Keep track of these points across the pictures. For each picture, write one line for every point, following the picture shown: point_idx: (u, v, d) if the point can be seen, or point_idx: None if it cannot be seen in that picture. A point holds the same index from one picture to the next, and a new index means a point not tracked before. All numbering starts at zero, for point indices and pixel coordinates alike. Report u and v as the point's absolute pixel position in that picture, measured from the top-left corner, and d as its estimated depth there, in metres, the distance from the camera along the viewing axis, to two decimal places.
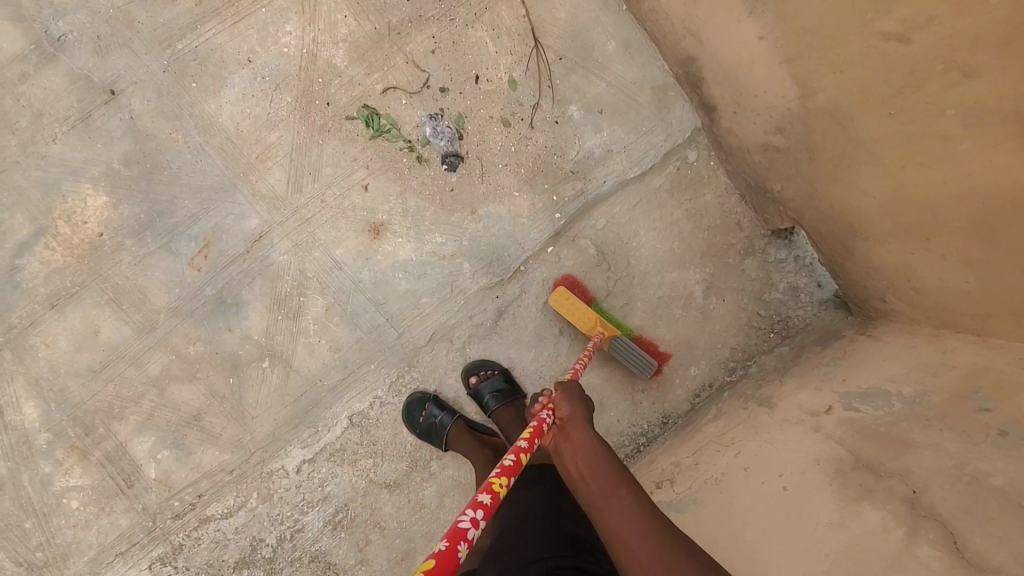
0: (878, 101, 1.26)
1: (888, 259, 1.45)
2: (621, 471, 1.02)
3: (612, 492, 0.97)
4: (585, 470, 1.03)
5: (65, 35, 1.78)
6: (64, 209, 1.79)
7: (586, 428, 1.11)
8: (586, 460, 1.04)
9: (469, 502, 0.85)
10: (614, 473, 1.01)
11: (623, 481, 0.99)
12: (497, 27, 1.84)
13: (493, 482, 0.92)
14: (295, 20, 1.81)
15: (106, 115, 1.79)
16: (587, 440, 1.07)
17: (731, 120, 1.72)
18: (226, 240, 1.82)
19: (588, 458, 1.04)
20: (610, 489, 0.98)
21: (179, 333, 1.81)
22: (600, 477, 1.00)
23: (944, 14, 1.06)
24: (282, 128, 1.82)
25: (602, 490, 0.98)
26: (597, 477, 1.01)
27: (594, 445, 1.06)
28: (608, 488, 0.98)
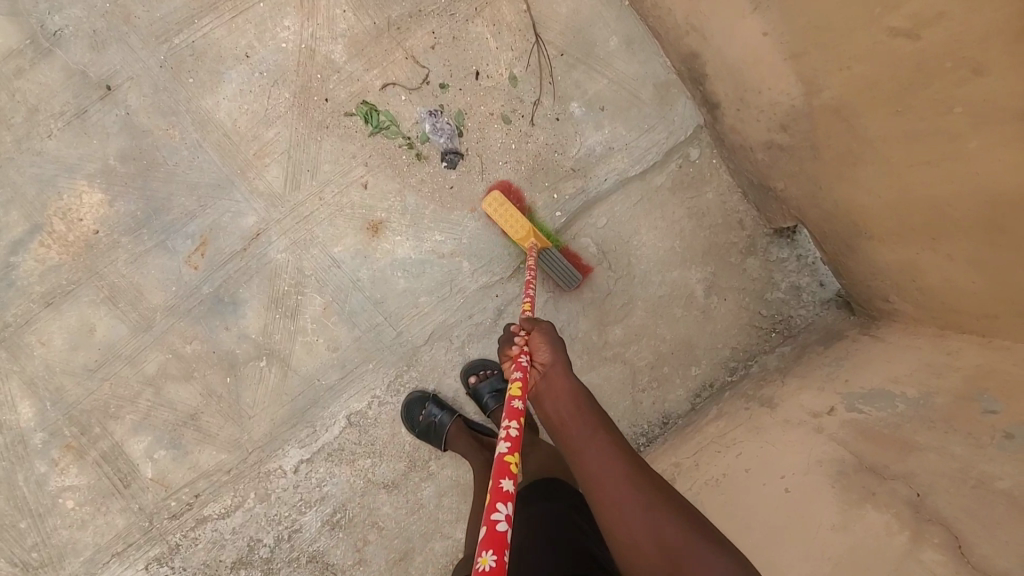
0: (884, 98, 1.24)
1: (893, 259, 1.44)
2: (600, 417, 1.03)
3: (595, 438, 0.99)
4: (567, 418, 1.04)
5: (61, 30, 1.76)
6: (59, 206, 1.77)
7: (566, 373, 1.11)
8: (568, 407, 1.05)
9: (494, 495, 0.85)
10: (595, 419, 1.03)
11: (604, 427, 1.01)
12: (497, 23, 1.82)
13: (505, 462, 0.91)
14: (294, 15, 1.79)
15: (101, 111, 1.77)
16: (569, 386, 1.09)
17: (734, 117, 1.70)
18: (223, 238, 1.80)
19: (571, 405, 1.06)
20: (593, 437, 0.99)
21: (176, 332, 1.79)
22: (582, 424, 1.02)
23: (954, 10, 1.04)
24: (280, 125, 1.80)
25: (583, 438, 0.99)
26: (579, 425, 1.02)
27: (576, 392, 1.07)
28: (591, 435, 0.99)
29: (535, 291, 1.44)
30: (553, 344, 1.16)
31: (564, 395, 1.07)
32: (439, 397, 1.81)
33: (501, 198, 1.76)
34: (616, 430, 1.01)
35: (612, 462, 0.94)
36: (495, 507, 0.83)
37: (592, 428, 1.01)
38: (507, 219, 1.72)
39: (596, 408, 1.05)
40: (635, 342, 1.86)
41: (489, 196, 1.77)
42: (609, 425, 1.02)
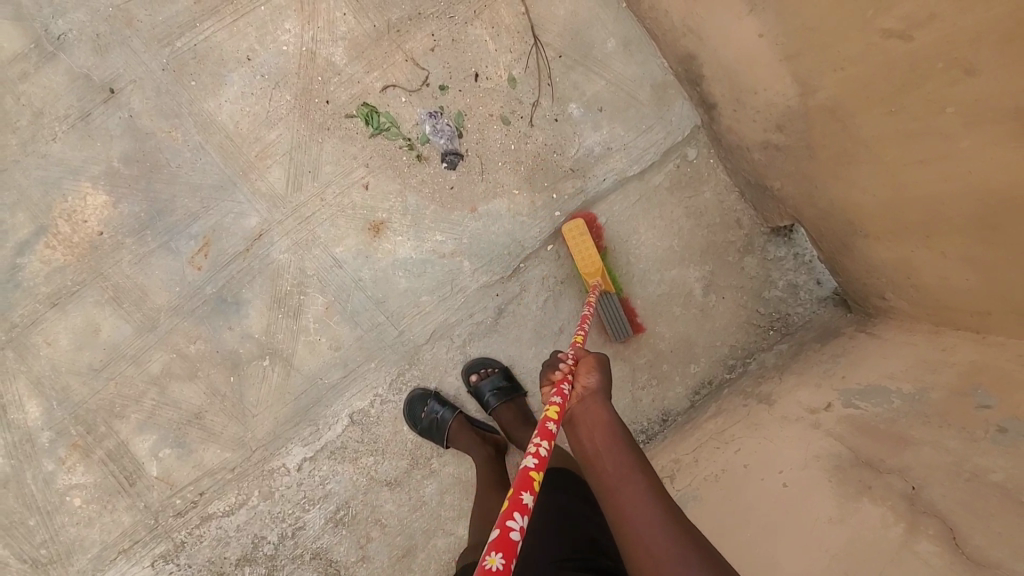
0: (878, 99, 1.26)
1: (888, 257, 1.46)
2: (635, 453, 1.03)
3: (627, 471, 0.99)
4: (599, 448, 1.04)
5: (64, 34, 1.78)
6: (64, 208, 1.80)
7: (604, 404, 1.12)
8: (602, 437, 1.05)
9: (512, 505, 0.87)
10: (630, 453, 1.02)
11: (638, 464, 1.00)
12: (496, 25, 1.84)
13: (530, 476, 0.92)
14: (295, 18, 1.81)
15: (105, 114, 1.79)
16: (604, 417, 1.09)
17: (731, 118, 1.72)
18: (227, 238, 1.82)
19: (604, 435, 1.06)
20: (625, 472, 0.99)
21: (180, 332, 1.81)
22: (615, 456, 1.02)
23: (946, 11, 1.05)
24: (282, 126, 1.82)
25: (616, 471, 0.99)
26: (613, 455, 1.02)
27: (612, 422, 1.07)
28: (623, 469, 0.99)
29: (586, 327, 1.45)
30: (599, 373, 1.18)
31: (596, 419, 1.09)
32: (440, 394, 1.83)
33: (582, 230, 1.79)
34: (650, 469, 1.00)
35: (643, 498, 0.94)
36: (511, 515, 0.85)
37: (625, 462, 1.01)
38: (583, 252, 1.75)
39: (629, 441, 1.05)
40: (634, 340, 1.88)
41: (572, 224, 1.80)
42: (643, 463, 1.01)
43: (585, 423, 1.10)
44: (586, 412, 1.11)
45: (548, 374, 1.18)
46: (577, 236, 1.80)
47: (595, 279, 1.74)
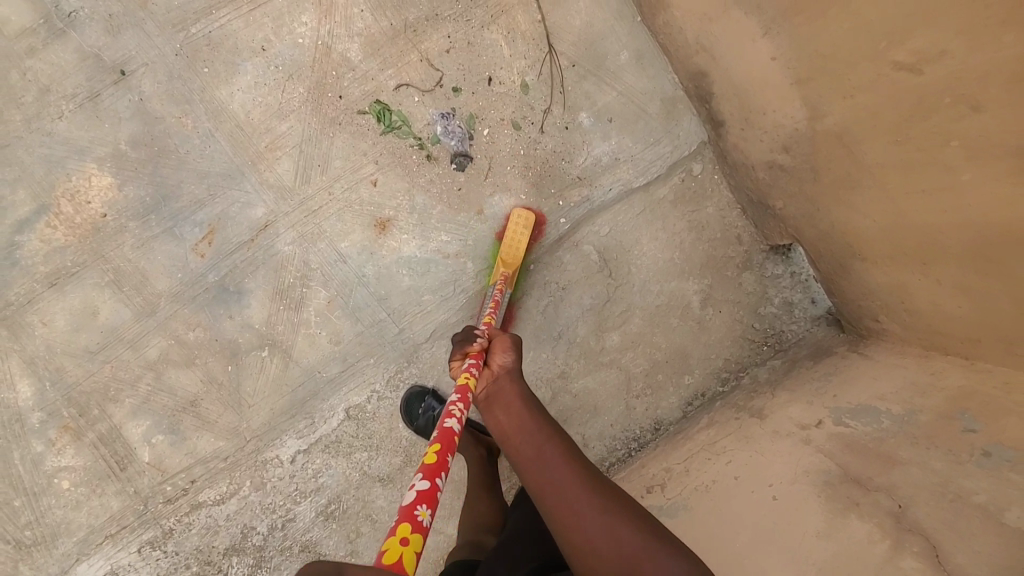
0: (885, 129, 1.29)
1: (884, 281, 1.50)
2: (549, 424, 1.08)
3: (544, 443, 1.03)
4: (518, 418, 1.11)
5: (75, 12, 1.76)
6: (68, 188, 1.78)
7: (518, 380, 1.22)
8: (518, 412, 1.13)
9: (417, 495, 0.97)
10: (543, 425, 1.08)
11: (553, 431, 1.06)
12: (512, 30, 1.86)
13: (431, 462, 1.04)
14: (312, 11, 1.81)
15: (115, 95, 1.78)
16: (519, 390, 1.19)
17: (738, 136, 1.76)
18: (232, 228, 1.81)
19: (521, 410, 1.13)
20: (540, 439, 1.04)
21: (180, 319, 1.80)
22: (530, 431, 1.06)
23: (958, 48, 1.08)
24: (294, 119, 1.82)
25: (535, 447, 1.03)
26: (526, 431, 1.07)
27: (527, 402, 1.14)
28: (541, 445, 1.03)
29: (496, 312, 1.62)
30: (512, 351, 1.27)
31: (511, 399, 1.16)
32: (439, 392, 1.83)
33: (525, 223, 1.83)
34: (568, 435, 1.06)
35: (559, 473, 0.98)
36: (416, 505, 0.95)
37: (541, 431, 1.06)
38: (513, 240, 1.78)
39: (543, 417, 1.10)
40: (630, 349, 1.91)
41: (521, 212, 1.83)
42: (557, 431, 1.06)
43: (499, 398, 1.19)
44: (499, 389, 1.21)
45: (463, 347, 1.28)
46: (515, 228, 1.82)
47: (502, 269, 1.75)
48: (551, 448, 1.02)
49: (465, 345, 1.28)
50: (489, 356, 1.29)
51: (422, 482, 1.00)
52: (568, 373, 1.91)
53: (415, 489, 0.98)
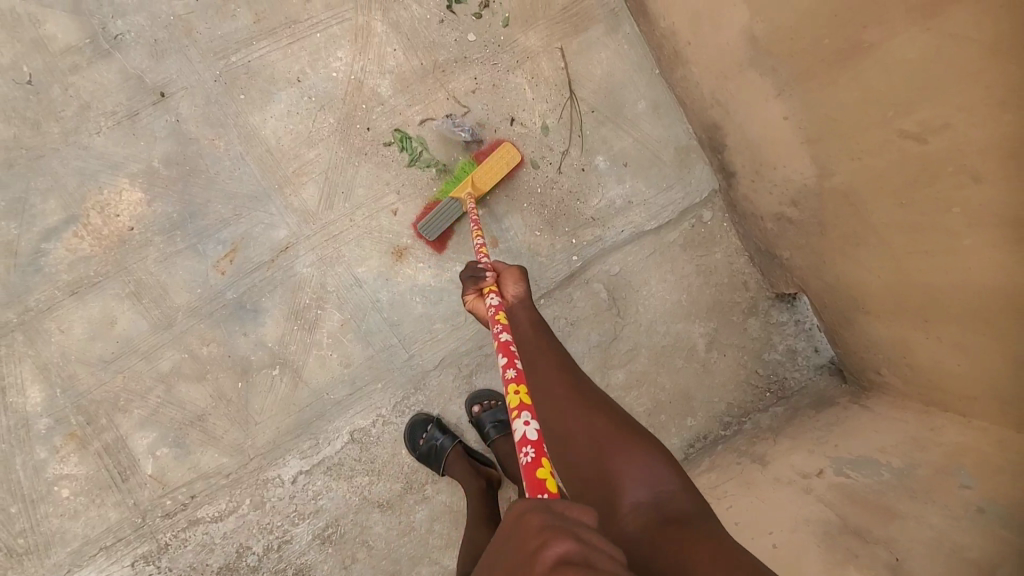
0: (890, 191, 1.33)
1: (887, 335, 1.54)
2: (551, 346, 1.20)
3: (541, 354, 1.17)
4: (523, 339, 1.23)
5: (122, 35, 1.86)
6: (99, 200, 1.83)
7: (530, 309, 1.30)
8: (527, 331, 1.24)
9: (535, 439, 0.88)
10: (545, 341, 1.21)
11: (554, 350, 1.19)
12: (536, 75, 1.94)
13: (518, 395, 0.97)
14: (347, 47, 1.89)
15: (152, 115, 1.85)
16: (530, 316, 1.28)
17: (749, 187, 1.82)
18: (254, 247, 1.86)
19: (527, 329, 1.24)
20: (539, 352, 1.18)
21: (196, 333, 1.83)
22: (535, 348, 1.19)
23: (958, 123, 1.12)
24: (322, 147, 1.89)
25: (532, 357, 1.17)
26: (529, 343, 1.21)
27: (535, 322, 1.26)
28: (538, 357, 1.17)
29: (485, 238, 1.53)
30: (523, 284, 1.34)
31: (523, 322, 1.26)
32: (439, 421, 1.84)
33: (508, 158, 1.88)
34: (566, 353, 1.19)
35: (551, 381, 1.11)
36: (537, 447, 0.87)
37: (542, 349, 1.19)
38: (494, 168, 1.85)
39: (546, 338, 1.22)
40: (635, 388, 1.94)
41: (511, 150, 1.89)
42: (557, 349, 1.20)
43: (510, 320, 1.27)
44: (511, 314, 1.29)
45: (481, 281, 1.32)
46: (500, 158, 1.88)
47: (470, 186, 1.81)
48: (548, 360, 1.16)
49: (479, 282, 1.32)
50: (502, 289, 1.35)
51: (533, 428, 0.91)
52: None
53: (533, 429, 0.90)
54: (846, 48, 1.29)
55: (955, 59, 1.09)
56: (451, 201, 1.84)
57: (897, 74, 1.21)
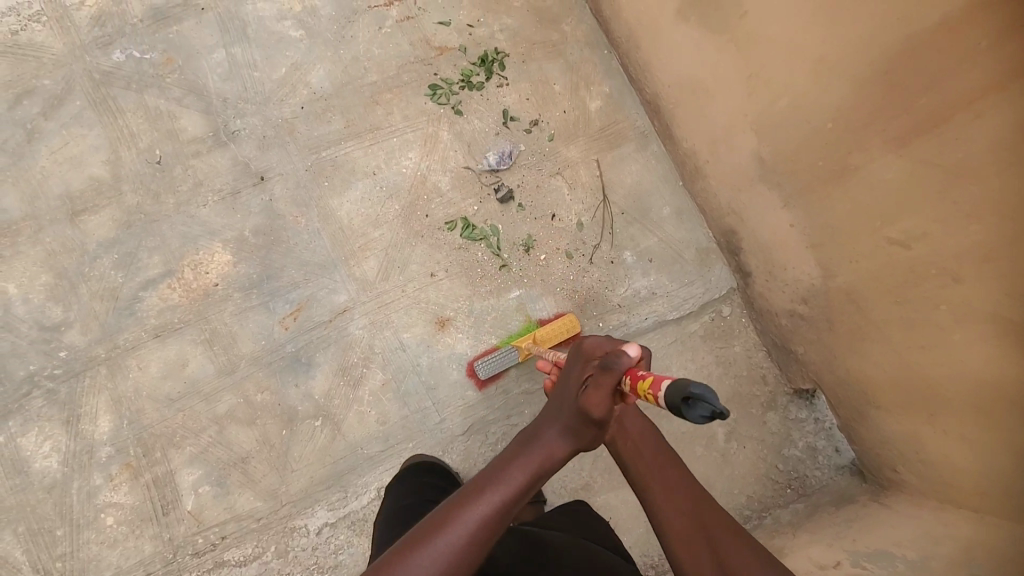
0: (885, 291, 1.48)
1: (898, 429, 1.62)
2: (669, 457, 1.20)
3: (661, 467, 1.18)
4: (636, 441, 1.22)
5: (239, 130, 2.24)
6: (194, 259, 2.13)
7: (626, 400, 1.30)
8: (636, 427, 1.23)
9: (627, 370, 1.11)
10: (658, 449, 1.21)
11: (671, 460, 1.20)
12: (574, 181, 2.26)
13: None
14: (418, 149, 2.26)
15: (251, 194, 2.19)
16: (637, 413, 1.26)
17: (763, 286, 2.01)
18: (316, 308, 2.11)
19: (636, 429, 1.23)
20: (660, 459, 1.20)
21: (253, 381, 2.03)
22: (654, 455, 1.20)
23: (936, 232, 1.30)
24: (386, 228, 2.19)
25: (650, 466, 1.18)
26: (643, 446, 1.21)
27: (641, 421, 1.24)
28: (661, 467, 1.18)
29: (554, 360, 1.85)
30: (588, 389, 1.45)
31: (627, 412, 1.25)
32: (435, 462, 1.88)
33: (568, 326, 2.10)
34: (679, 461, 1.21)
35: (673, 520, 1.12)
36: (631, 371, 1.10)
37: (658, 455, 1.20)
38: (554, 331, 2.07)
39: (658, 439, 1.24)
40: None
41: (574, 321, 2.11)
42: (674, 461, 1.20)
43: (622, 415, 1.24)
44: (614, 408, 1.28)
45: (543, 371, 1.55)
46: (562, 326, 2.10)
47: (528, 340, 2.05)
48: (667, 473, 1.17)
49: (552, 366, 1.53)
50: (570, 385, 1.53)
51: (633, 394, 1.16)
52: (591, 487, 2.06)
53: None
54: (837, 169, 1.51)
55: (927, 179, 1.29)
56: (509, 349, 2.06)
57: (881, 190, 1.40)
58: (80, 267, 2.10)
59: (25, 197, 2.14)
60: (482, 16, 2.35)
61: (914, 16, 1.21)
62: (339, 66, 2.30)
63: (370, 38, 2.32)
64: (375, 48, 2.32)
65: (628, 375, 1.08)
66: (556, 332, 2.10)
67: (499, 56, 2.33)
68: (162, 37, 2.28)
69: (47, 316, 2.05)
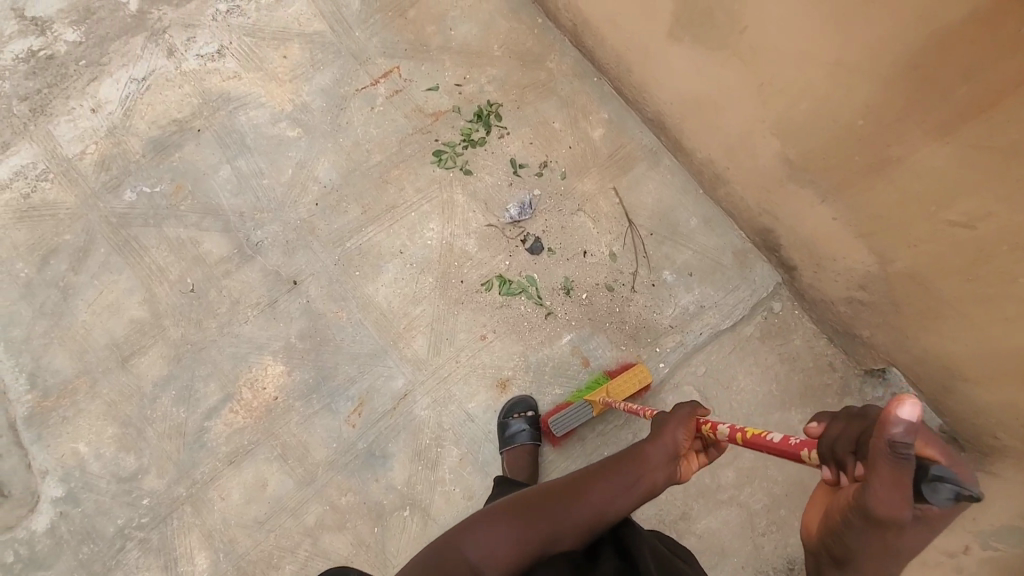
0: (953, 270, 1.46)
1: (991, 400, 1.58)
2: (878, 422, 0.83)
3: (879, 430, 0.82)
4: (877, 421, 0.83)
5: (261, 240, 2.26)
6: (248, 378, 2.14)
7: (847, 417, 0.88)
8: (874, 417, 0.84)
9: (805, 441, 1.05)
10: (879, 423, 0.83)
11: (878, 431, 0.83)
12: (597, 213, 2.25)
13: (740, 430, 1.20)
14: (437, 218, 2.27)
15: (288, 300, 2.21)
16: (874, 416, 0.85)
17: (813, 278, 1.98)
18: (378, 398, 2.12)
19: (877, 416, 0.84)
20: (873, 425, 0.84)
21: (334, 485, 2.05)
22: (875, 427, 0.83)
23: (999, 211, 1.28)
24: (425, 303, 2.20)
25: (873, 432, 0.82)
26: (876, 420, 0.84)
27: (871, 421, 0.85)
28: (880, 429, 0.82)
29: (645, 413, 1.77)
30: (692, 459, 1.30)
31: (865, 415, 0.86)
32: (535, 417, 2.04)
33: (638, 378, 2.05)
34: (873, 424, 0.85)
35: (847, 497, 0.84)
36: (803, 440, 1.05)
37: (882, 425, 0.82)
38: (626, 385, 2.02)
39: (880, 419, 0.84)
40: (748, 486, 2.05)
41: (645, 371, 2.06)
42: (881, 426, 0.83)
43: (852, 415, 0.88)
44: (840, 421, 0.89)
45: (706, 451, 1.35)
46: (633, 376, 2.05)
47: (601, 395, 2.01)
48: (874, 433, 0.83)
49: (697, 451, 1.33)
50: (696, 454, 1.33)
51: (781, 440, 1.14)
52: (689, 514, 2.05)
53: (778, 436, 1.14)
54: (877, 161, 1.50)
55: (979, 164, 1.26)
56: (582, 405, 2.04)
57: (931, 177, 1.39)
58: (142, 411, 2.12)
59: (74, 355, 2.17)
60: (468, 73, 2.36)
61: (934, 13, 1.18)
62: (342, 155, 2.32)
63: (364, 120, 2.34)
64: (372, 129, 2.34)
65: (808, 447, 1.03)
66: (628, 383, 2.05)
67: (494, 108, 2.33)
68: (167, 167, 2.32)
69: (123, 467, 2.08)
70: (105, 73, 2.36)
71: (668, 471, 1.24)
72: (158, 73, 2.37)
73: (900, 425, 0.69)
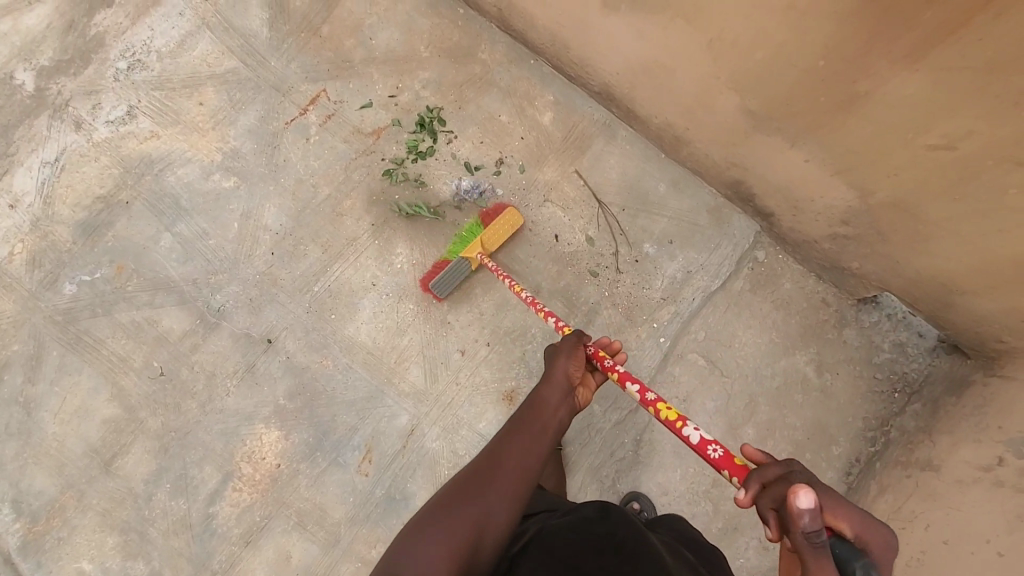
0: (938, 191, 1.44)
1: (995, 307, 1.59)
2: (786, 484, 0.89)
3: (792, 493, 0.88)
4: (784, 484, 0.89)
5: (223, 305, 2.11)
6: (244, 452, 2.02)
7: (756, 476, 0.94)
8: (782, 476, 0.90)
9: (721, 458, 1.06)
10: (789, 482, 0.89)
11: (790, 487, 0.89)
12: (565, 200, 2.17)
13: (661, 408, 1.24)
14: (402, 241, 2.16)
15: (267, 361, 2.08)
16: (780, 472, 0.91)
17: (793, 222, 1.95)
18: (385, 441, 2.03)
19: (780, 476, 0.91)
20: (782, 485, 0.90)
21: (361, 539, 1.97)
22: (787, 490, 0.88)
23: (982, 127, 1.25)
24: (411, 331, 2.10)
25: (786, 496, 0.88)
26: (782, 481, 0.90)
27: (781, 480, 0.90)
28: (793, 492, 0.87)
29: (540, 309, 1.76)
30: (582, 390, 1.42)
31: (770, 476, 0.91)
32: None
33: (511, 225, 2.09)
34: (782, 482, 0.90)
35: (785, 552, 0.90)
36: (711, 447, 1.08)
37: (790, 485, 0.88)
38: (499, 234, 2.06)
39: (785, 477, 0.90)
40: (770, 438, 2.04)
41: (516, 216, 2.09)
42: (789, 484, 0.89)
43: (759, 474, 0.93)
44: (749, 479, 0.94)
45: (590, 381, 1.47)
46: (508, 225, 2.08)
47: (479, 253, 2.03)
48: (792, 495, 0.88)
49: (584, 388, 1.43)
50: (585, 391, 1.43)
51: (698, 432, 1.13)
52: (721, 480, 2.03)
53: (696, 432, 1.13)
54: (844, 98, 1.45)
55: (956, 84, 1.23)
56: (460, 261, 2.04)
57: (905, 106, 1.35)
58: (140, 513, 1.99)
59: (53, 472, 2.01)
60: (400, 82, 2.22)
61: None
62: (288, 197, 2.17)
63: (303, 154, 2.20)
64: (312, 163, 2.19)
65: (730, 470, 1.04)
66: (501, 228, 2.08)
67: (435, 113, 2.21)
68: (103, 249, 2.13)
69: None
70: (16, 163, 2.15)
71: (567, 402, 1.33)
72: (70, 151, 2.17)
73: (807, 515, 0.79)
